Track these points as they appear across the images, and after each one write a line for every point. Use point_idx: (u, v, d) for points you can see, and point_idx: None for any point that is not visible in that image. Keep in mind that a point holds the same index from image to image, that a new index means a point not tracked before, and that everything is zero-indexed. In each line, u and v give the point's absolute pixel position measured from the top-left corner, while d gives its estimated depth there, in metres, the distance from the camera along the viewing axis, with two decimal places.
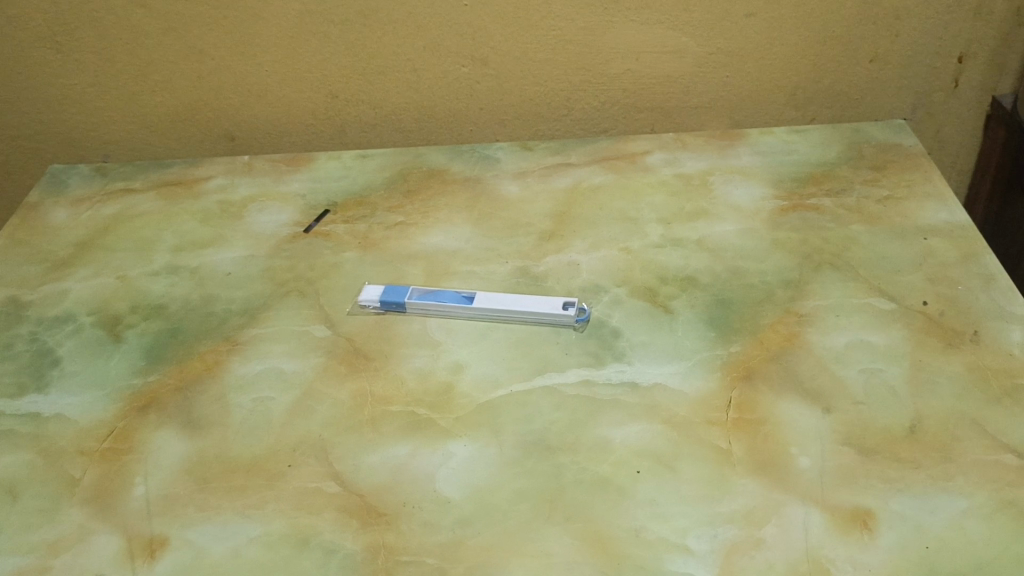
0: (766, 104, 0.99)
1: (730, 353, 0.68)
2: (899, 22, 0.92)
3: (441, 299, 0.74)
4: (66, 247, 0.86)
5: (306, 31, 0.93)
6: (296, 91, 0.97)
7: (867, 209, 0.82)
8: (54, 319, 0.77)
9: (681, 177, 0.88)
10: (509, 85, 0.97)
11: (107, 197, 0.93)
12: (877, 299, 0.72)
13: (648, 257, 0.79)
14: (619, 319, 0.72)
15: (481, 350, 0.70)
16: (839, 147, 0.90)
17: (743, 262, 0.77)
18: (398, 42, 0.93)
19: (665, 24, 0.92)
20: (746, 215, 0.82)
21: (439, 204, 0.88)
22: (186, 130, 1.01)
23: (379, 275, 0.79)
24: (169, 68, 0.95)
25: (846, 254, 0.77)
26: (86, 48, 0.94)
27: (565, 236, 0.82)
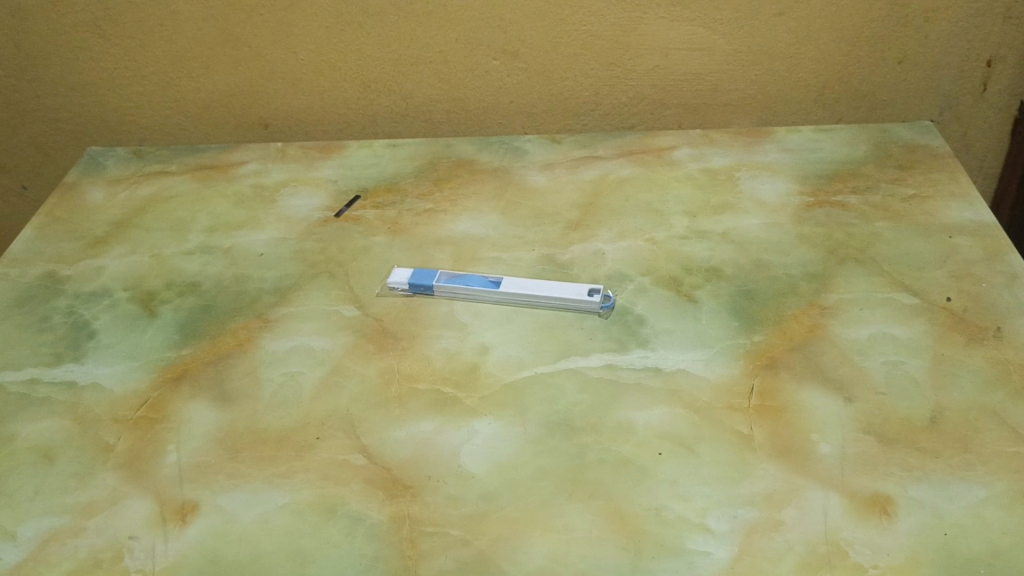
0: (793, 103, 1.00)
1: (753, 342, 0.69)
2: (928, 25, 0.93)
3: (469, 283, 0.75)
4: (102, 226, 0.88)
5: (342, 21, 0.95)
6: (330, 80, 0.99)
7: (891, 206, 0.82)
8: (90, 293, 0.79)
9: (708, 172, 0.89)
10: (540, 78, 0.99)
11: (143, 178, 0.95)
12: (900, 294, 0.72)
13: (673, 247, 0.80)
14: (643, 306, 0.73)
15: (507, 333, 0.71)
16: (865, 146, 0.91)
17: (767, 254, 0.78)
18: (431, 34, 0.95)
19: (695, 20, 0.94)
20: (772, 210, 0.83)
21: (467, 192, 0.89)
22: (222, 116, 1.02)
23: (408, 259, 0.81)
24: (208, 55, 0.98)
25: (870, 250, 0.77)
26: (126, 32, 0.96)
27: (591, 226, 0.83)
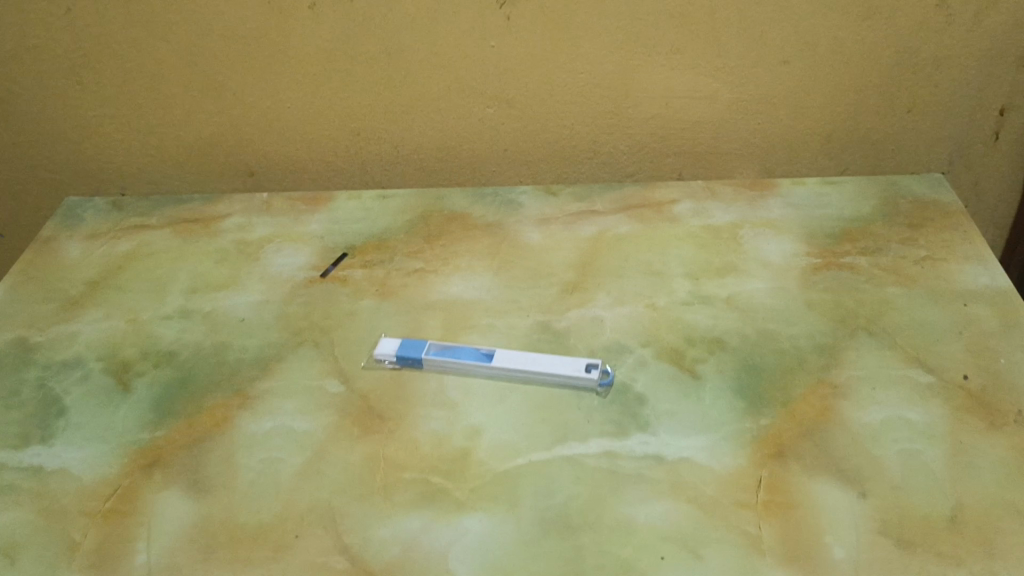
0: (799, 152, 0.96)
1: (760, 426, 0.65)
2: (939, 73, 0.89)
3: (459, 356, 0.71)
4: (78, 286, 0.84)
5: (329, 68, 0.91)
6: (317, 128, 0.96)
7: (903, 270, 0.79)
8: (62, 364, 0.75)
9: (710, 229, 0.86)
10: (535, 126, 0.95)
11: (122, 233, 0.91)
12: (914, 371, 0.69)
13: (675, 315, 0.76)
14: (643, 384, 0.69)
15: (500, 413, 0.68)
16: (874, 201, 0.87)
17: (774, 323, 0.74)
18: (422, 82, 0.92)
19: (696, 68, 0.90)
20: (777, 272, 0.79)
21: (459, 250, 0.86)
22: (206, 164, 0.99)
23: (396, 327, 0.77)
24: (190, 102, 0.94)
25: (882, 319, 0.74)
26: (104, 79, 0.92)
27: (589, 289, 0.80)
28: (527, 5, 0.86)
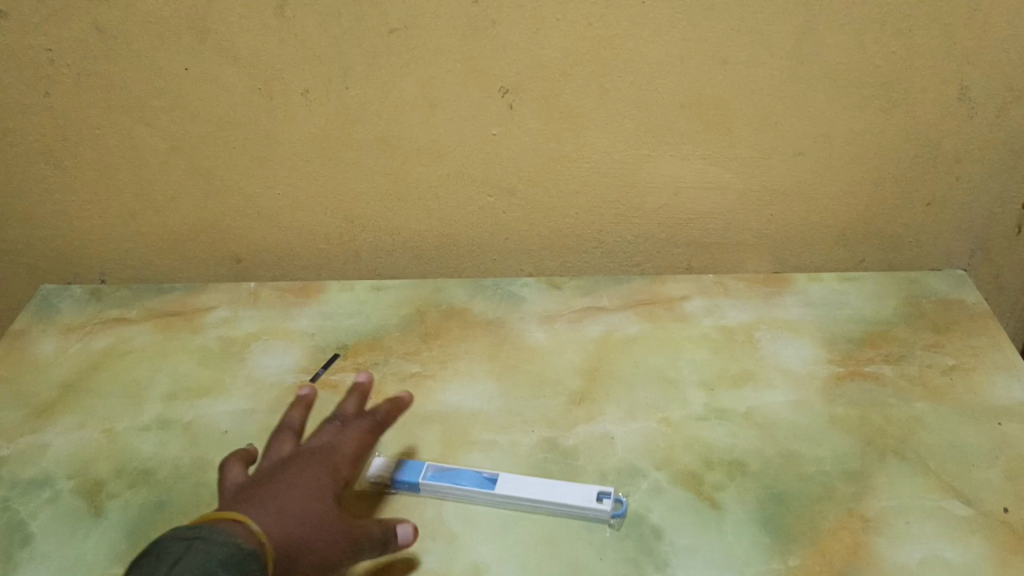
0: (813, 244, 0.92)
1: (788, 567, 0.60)
2: (960, 166, 0.86)
3: (456, 482, 0.66)
4: (50, 390, 0.79)
5: (322, 155, 0.86)
6: (309, 215, 0.91)
7: (930, 381, 0.74)
8: (29, 482, 0.70)
9: (724, 331, 0.81)
10: (538, 215, 0.91)
11: (100, 327, 0.86)
12: (950, 501, 0.64)
13: (690, 431, 0.71)
14: (659, 514, 0.64)
15: (504, 548, 0.62)
16: (895, 301, 0.83)
17: (796, 443, 0.69)
18: (420, 170, 0.87)
19: (707, 159, 0.86)
20: (797, 383, 0.75)
21: (459, 350, 0.81)
22: (191, 250, 0.94)
23: (392, 441, 0.72)
24: (175, 188, 0.89)
25: (911, 439, 0.69)
26: (85, 165, 0.88)
27: (597, 399, 0.75)
28: (531, 94, 0.81)
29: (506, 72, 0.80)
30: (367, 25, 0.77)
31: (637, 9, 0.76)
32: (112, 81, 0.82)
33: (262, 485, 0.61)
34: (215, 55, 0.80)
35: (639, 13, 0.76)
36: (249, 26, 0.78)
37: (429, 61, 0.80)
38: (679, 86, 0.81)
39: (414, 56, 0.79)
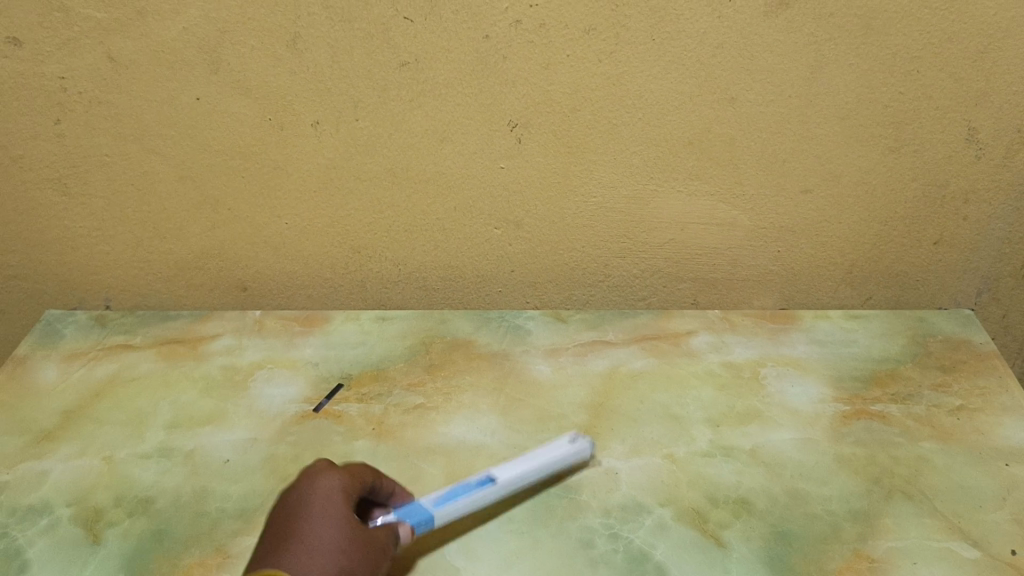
0: (819, 281, 0.92)
1: None
2: (967, 207, 0.86)
3: (461, 492, 0.66)
4: (51, 416, 0.79)
5: (331, 186, 0.87)
6: (315, 245, 0.91)
7: (938, 421, 0.74)
8: (27, 509, 0.69)
9: (730, 367, 0.81)
10: (544, 248, 0.91)
11: (103, 353, 0.86)
12: (958, 544, 0.63)
13: (696, 469, 0.70)
14: (664, 551, 0.63)
15: None
16: (902, 340, 0.83)
17: (803, 482, 0.69)
18: (427, 202, 0.88)
19: (714, 195, 0.86)
20: (804, 421, 0.74)
21: (463, 382, 0.80)
22: (196, 279, 0.95)
23: (393, 474, 0.71)
24: (183, 217, 0.90)
25: (918, 480, 0.68)
26: (94, 191, 0.88)
27: (602, 435, 0.74)
28: (540, 128, 0.82)
29: (516, 106, 0.80)
30: (380, 58, 0.78)
31: (647, 46, 0.76)
32: (124, 109, 0.82)
33: (299, 528, 0.58)
34: (228, 86, 0.81)
35: (648, 50, 0.77)
36: (262, 58, 0.79)
37: (439, 94, 0.80)
38: (687, 122, 0.81)
39: (424, 89, 0.80)
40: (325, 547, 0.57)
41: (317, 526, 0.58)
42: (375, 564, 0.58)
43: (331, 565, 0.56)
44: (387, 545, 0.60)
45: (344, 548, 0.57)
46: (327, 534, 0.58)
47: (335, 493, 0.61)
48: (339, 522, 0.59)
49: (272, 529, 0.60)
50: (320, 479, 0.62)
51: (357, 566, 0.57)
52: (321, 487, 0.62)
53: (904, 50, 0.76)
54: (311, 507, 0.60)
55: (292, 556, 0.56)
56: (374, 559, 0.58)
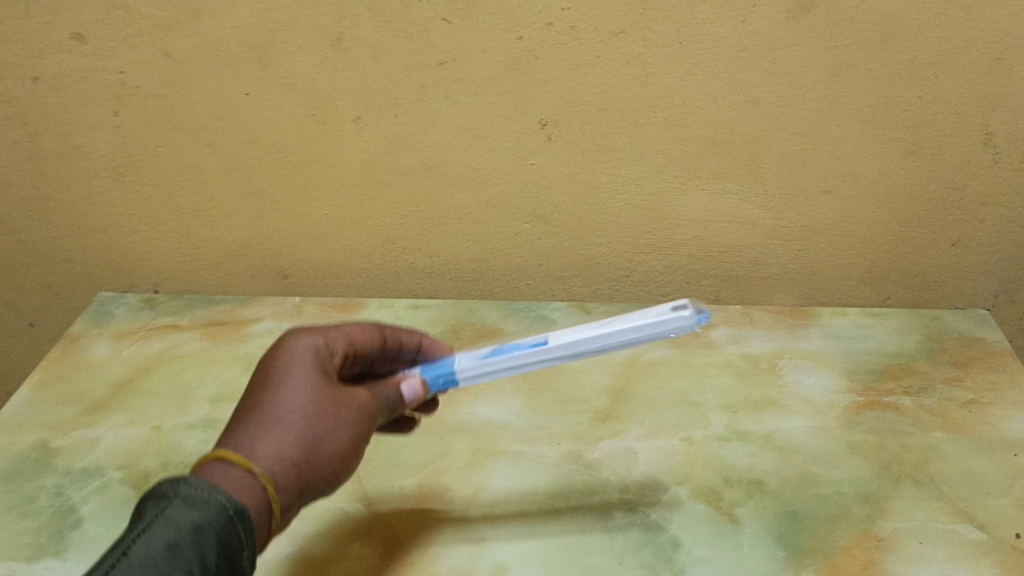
0: (837, 281, 0.95)
1: None
2: (984, 209, 0.88)
3: (511, 351, 0.58)
4: (103, 389, 0.84)
5: (369, 179, 0.91)
6: (354, 236, 0.96)
7: (948, 413, 0.76)
8: (80, 472, 0.74)
9: (748, 358, 0.84)
10: (571, 243, 0.95)
11: (152, 332, 0.91)
12: (963, 526, 0.66)
13: (711, 451, 0.73)
14: (678, 525, 0.66)
15: (528, 550, 0.65)
16: (916, 337, 0.86)
17: (815, 466, 0.71)
18: (460, 196, 0.92)
19: (736, 195, 0.89)
20: (818, 410, 0.77)
21: (490, 367, 0.85)
22: (240, 266, 1.00)
23: (423, 449, 0.75)
24: (229, 206, 0.95)
25: (927, 466, 0.71)
26: (147, 181, 0.93)
27: (622, 418, 0.77)
28: (570, 126, 0.86)
29: (547, 105, 0.84)
30: (419, 57, 0.82)
31: (673, 49, 0.80)
32: (178, 103, 0.87)
33: (271, 387, 0.57)
34: (276, 82, 0.85)
35: (674, 53, 0.80)
36: (309, 56, 0.83)
37: (474, 93, 0.84)
38: (711, 122, 0.84)
39: (460, 87, 0.84)
40: (297, 408, 0.55)
41: (286, 391, 0.56)
42: (355, 427, 0.57)
43: (302, 430, 0.55)
44: (373, 404, 0.59)
45: (317, 410, 0.56)
46: (302, 393, 0.56)
47: (315, 352, 0.60)
48: (315, 382, 0.57)
49: (254, 383, 0.59)
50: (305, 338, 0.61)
51: (322, 436, 0.55)
52: (300, 345, 0.60)
53: (923, 56, 0.79)
54: (291, 362, 0.59)
55: (255, 425, 0.55)
56: (355, 419, 0.57)
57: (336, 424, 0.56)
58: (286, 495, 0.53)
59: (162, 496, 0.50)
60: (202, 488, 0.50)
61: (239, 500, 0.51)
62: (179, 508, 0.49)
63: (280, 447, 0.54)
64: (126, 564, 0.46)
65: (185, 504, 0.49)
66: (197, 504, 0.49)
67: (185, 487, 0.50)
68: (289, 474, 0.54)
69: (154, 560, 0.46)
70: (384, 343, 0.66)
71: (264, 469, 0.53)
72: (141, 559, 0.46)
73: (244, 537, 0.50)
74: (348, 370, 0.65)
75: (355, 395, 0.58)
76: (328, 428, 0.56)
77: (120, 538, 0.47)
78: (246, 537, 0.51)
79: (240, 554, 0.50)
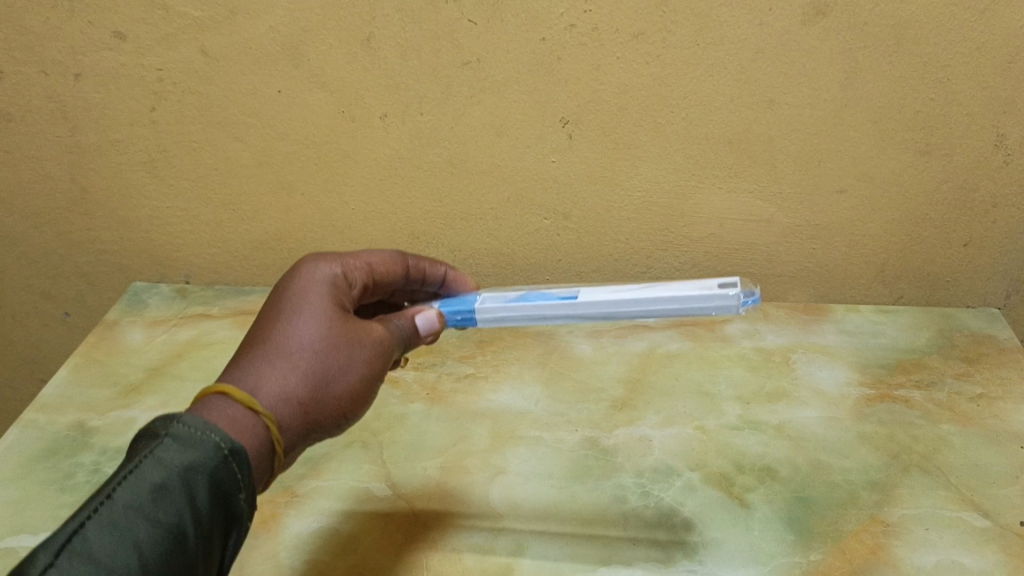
0: (849, 279, 0.98)
1: (810, 561, 0.64)
2: (996, 209, 0.90)
3: (539, 301, 0.61)
4: (137, 372, 0.87)
5: (395, 174, 0.94)
6: (379, 230, 0.99)
7: (958, 406, 0.78)
8: (117, 449, 0.77)
9: (761, 352, 0.86)
10: (590, 240, 0.97)
11: (184, 320, 0.95)
12: (969, 513, 0.67)
13: (724, 439, 0.75)
14: (691, 508, 0.69)
15: (545, 529, 0.67)
16: (928, 334, 0.87)
17: (825, 455, 0.73)
18: (483, 192, 0.95)
19: (752, 193, 0.91)
20: (829, 401, 0.79)
21: (510, 357, 0.88)
22: (269, 258, 1.03)
23: (445, 433, 0.78)
24: (259, 200, 0.98)
25: (936, 457, 0.73)
26: (181, 174, 0.97)
27: (638, 407, 0.80)
28: (590, 125, 0.88)
29: (568, 104, 0.87)
30: (445, 57, 0.85)
31: (691, 50, 0.82)
32: (212, 99, 0.91)
33: (283, 321, 0.58)
34: (307, 80, 0.88)
35: (692, 54, 0.82)
36: (338, 54, 0.86)
37: (497, 91, 0.87)
38: (728, 122, 0.86)
39: (484, 86, 0.86)
40: (307, 346, 0.56)
41: (298, 326, 0.57)
42: (366, 365, 0.57)
43: (311, 367, 0.56)
44: (386, 342, 0.59)
45: (328, 347, 0.56)
46: (312, 330, 0.57)
47: (328, 291, 0.60)
48: (326, 319, 0.58)
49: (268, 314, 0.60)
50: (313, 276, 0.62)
51: (330, 373, 0.56)
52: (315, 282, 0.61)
53: (936, 59, 0.80)
54: (297, 302, 0.59)
55: (266, 358, 0.56)
56: (366, 357, 0.58)
57: (346, 364, 0.57)
58: (291, 432, 0.54)
59: (156, 433, 0.52)
60: (197, 426, 0.51)
61: (237, 440, 0.52)
62: (171, 447, 0.51)
63: (287, 383, 0.55)
64: (110, 507, 0.47)
65: (177, 444, 0.50)
66: (190, 445, 0.51)
67: (180, 425, 0.51)
68: (296, 413, 0.55)
69: (139, 503, 0.48)
70: (404, 274, 0.69)
71: (268, 410, 0.54)
72: (125, 502, 0.48)
73: (240, 476, 0.52)
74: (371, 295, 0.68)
75: (368, 333, 0.59)
76: (335, 369, 0.56)
77: (110, 479, 0.49)
78: (242, 478, 0.52)
79: (236, 495, 0.52)
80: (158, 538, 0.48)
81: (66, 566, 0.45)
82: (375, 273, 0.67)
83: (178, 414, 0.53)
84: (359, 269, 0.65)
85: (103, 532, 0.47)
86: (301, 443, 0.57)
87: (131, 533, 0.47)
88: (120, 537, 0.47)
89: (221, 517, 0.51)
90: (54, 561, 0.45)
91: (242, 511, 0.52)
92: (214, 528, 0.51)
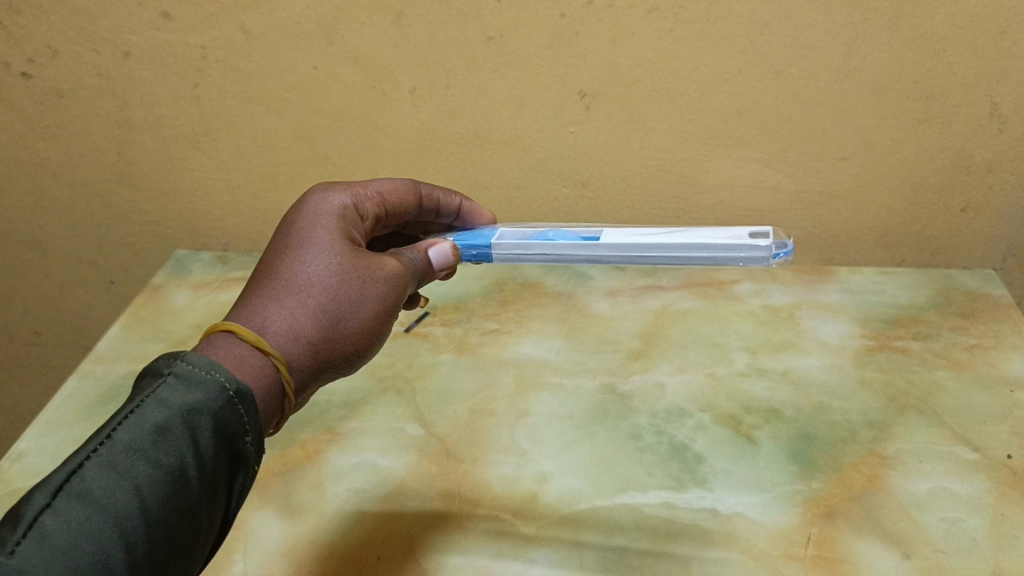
0: (853, 244, 1.03)
1: (811, 488, 0.69)
2: (993, 175, 0.94)
3: (558, 241, 0.65)
4: (185, 329, 0.94)
5: (423, 145, 1.00)
6: None
7: (953, 355, 0.83)
8: None
9: (769, 308, 0.92)
10: (607, 207, 1.03)
11: (226, 283, 1.01)
12: (961, 448, 0.72)
13: (733, 384, 0.81)
14: (702, 444, 0.74)
15: (567, 462, 0.73)
16: (927, 292, 0.93)
17: (827, 398, 0.79)
18: (506, 162, 1.00)
19: (760, 161, 0.97)
20: (832, 350, 0.85)
21: (532, 314, 0.94)
22: None
23: (472, 379, 0.84)
24: (295, 171, 1.04)
25: (931, 399, 0.78)
26: (221, 147, 1.03)
27: (652, 356, 0.85)
28: (607, 98, 0.94)
29: (585, 76, 0.92)
30: (470, 32, 0.90)
31: (703, 26, 0.87)
32: (252, 76, 0.97)
33: (293, 259, 0.61)
34: (340, 57, 0.94)
35: (704, 29, 0.87)
36: (371, 33, 0.92)
37: (520, 66, 0.92)
38: (736, 93, 0.92)
39: (507, 61, 0.92)
40: (319, 282, 0.59)
41: (310, 264, 0.60)
42: (380, 302, 0.61)
43: (324, 303, 0.59)
44: (400, 279, 0.63)
45: (339, 284, 0.60)
46: (323, 268, 0.60)
47: (337, 229, 0.64)
48: (337, 257, 0.61)
49: (274, 250, 0.63)
50: (321, 215, 0.65)
51: (343, 310, 0.59)
52: (324, 223, 0.64)
53: (933, 31, 0.85)
54: (304, 242, 0.62)
55: (277, 293, 0.59)
56: (380, 293, 0.61)
57: (359, 302, 0.60)
58: (303, 367, 0.57)
59: (160, 371, 0.52)
60: (200, 366, 0.51)
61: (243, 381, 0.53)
62: (174, 387, 0.51)
63: (301, 318, 0.58)
64: (110, 448, 0.48)
65: (180, 384, 0.51)
66: (193, 385, 0.51)
67: (182, 363, 0.52)
68: (307, 350, 0.57)
69: (140, 445, 0.48)
70: (415, 203, 0.74)
71: (278, 349, 0.56)
72: (125, 444, 0.48)
73: (245, 418, 0.52)
74: (387, 221, 0.73)
75: (381, 269, 0.62)
76: (344, 306, 0.59)
77: (111, 418, 0.49)
78: (248, 421, 0.52)
79: (241, 438, 0.52)
80: (160, 479, 0.48)
81: (64, 507, 0.45)
82: (386, 206, 0.72)
83: (181, 352, 0.53)
84: (369, 202, 0.70)
85: (103, 472, 0.47)
86: (311, 383, 0.59)
87: (130, 475, 0.47)
88: (120, 478, 0.47)
89: (225, 459, 0.52)
90: (50, 502, 0.45)
91: (248, 454, 0.53)
92: (219, 470, 0.51)
